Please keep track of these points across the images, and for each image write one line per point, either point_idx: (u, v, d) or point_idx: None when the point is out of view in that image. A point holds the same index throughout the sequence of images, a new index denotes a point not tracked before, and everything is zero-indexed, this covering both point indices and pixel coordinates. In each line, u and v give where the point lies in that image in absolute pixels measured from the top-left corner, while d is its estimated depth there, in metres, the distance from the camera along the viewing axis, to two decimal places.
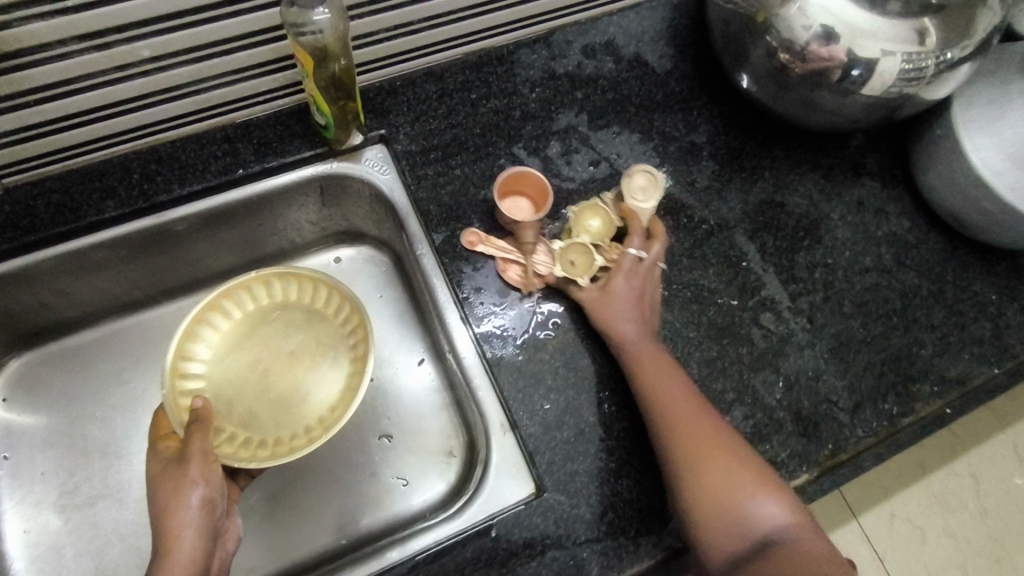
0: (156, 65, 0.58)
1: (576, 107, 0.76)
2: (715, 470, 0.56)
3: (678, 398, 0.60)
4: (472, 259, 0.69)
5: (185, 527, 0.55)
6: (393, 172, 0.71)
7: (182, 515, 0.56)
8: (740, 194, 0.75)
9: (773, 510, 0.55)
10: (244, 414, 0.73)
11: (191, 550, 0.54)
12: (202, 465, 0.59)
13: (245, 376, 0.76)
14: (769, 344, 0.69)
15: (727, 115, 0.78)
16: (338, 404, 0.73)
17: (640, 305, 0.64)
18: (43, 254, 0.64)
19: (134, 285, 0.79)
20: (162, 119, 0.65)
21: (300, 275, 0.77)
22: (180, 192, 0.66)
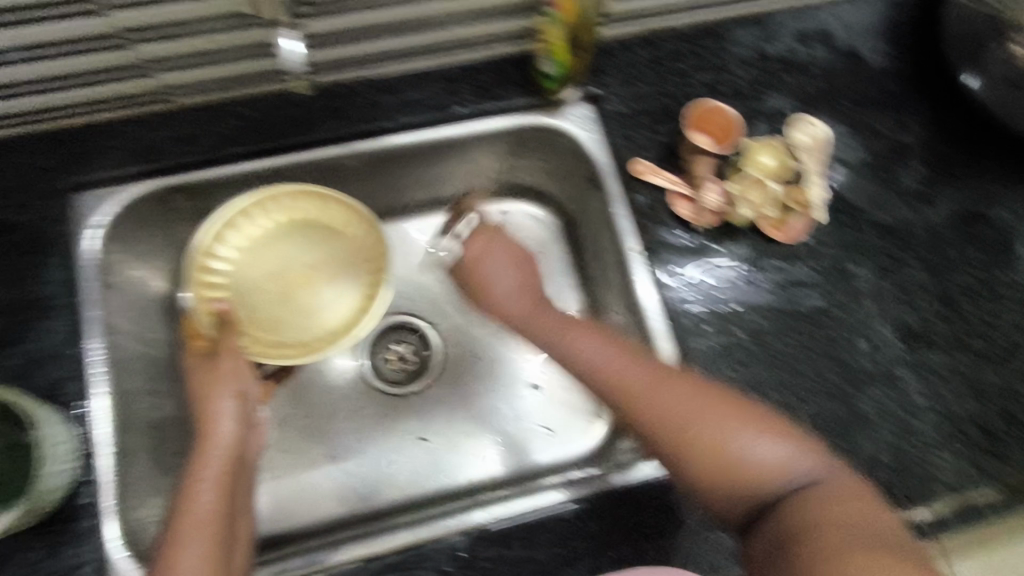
0: None
1: (785, 91, 0.75)
2: (704, 433, 0.54)
3: (675, 404, 0.56)
4: (672, 224, 0.69)
5: (224, 412, 0.59)
6: (597, 131, 0.72)
7: (218, 403, 0.60)
8: (946, 201, 0.73)
9: (761, 444, 0.54)
10: (266, 322, 0.71)
11: (228, 435, 0.58)
12: (233, 360, 0.63)
13: (264, 285, 0.72)
14: (962, 357, 0.67)
15: (938, 119, 0.76)
16: (359, 316, 0.72)
17: (692, 400, 0.55)
18: (278, 160, 0.68)
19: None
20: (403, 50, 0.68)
21: (319, 193, 0.71)
22: (403, 121, 0.70)
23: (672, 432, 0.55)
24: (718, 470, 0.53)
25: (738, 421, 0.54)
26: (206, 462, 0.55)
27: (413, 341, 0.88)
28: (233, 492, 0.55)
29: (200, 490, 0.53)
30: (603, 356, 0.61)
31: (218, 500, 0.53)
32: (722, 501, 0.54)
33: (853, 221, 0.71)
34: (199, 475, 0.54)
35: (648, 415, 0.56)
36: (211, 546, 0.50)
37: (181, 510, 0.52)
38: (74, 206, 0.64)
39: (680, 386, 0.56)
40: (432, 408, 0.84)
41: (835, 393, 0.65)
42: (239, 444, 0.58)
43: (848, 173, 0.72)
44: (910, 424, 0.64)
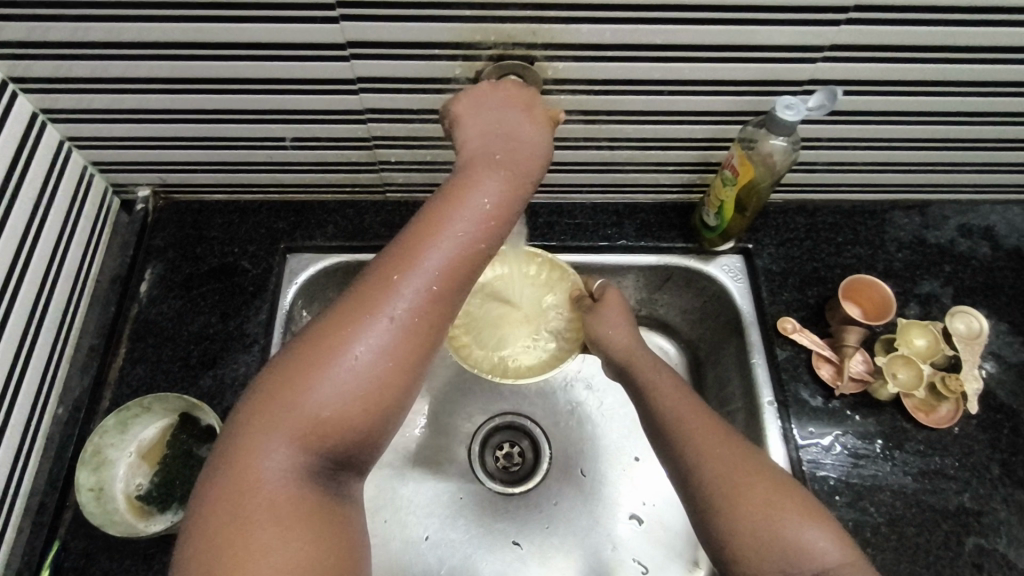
0: (612, 145, 0.70)
1: (943, 279, 0.76)
2: (743, 494, 0.54)
3: (742, 448, 0.58)
4: (811, 385, 0.70)
5: (461, 222, 0.45)
6: (746, 283, 0.76)
7: (463, 240, 0.45)
8: None
9: (823, 540, 0.52)
10: (470, 328, 0.79)
11: (440, 266, 0.44)
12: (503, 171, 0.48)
13: (484, 306, 0.80)
14: None
15: None
16: (537, 369, 0.78)
17: (730, 473, 0.55)
18: None
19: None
20: (582, 183, 0.77)
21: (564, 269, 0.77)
22: (570, 244, 0.78)
23: (706, 475, 0.56)
24: (766, 541, 0.52)
25: (804, 515, 0.53)
26: (410, 270, 0.43)
27: (526, 445, 0.89)
28: (423, 338, 0.43)
29: (373, 311, 0.42)
30: (676, 411, 0.61)
31: (400, 334, 0.42)
32: (737, 531, 0.53)
33: (1009, 422, 0.68)
34: (374, 317, 0.42)
35: (705, 457, 0.57)
36: (373, 382, 0.42)
37: (360, 293, 0.43)
38: (287, 264, 0.76)
39: (738, 452, 0.57)
40: (528, 511, 0.84)
41: None
42: (461, 282, 0.45)
43: (1005, 371, 0.71)
44: None
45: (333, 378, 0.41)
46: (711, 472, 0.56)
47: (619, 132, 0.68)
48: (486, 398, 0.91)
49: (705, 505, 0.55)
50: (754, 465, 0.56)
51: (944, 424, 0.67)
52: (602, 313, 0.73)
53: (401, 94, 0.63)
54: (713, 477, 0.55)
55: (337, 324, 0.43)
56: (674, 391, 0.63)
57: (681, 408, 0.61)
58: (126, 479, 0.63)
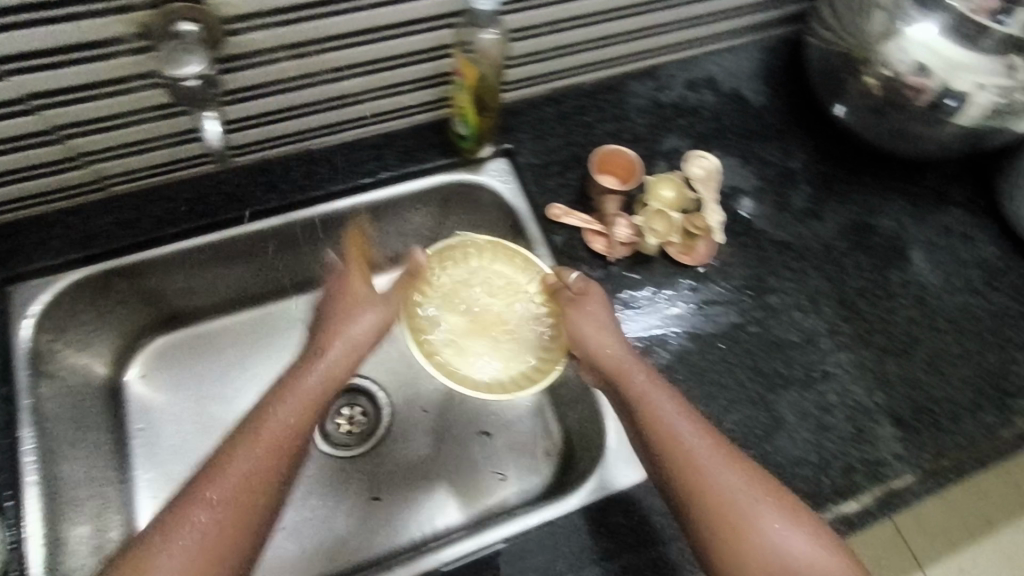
0: (334, 75, 0.67)
1: (681, 132, 0.83)
2: (729, 513, 0.56)
3: (724, 473, 0.58)
4: (590, 261, 0.74)
5: (293, 399, 0.60)
6: (515, 182, 0.79)
7: (258, 466, 0.56)
8: (834, 215, 0.81)
9: (791, 535, 0.55)
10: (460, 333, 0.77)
11: (288, 418, 0.59)
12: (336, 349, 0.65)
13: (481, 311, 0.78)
14: (870, 352, 0.73)
15: (819, 146, 0.85)
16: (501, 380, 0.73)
17: (744, 491, 0.57)
18: (211, 237, 0.72)
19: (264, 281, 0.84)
20: (326, 124, 0.73)
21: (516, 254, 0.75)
22: (332, 189, 0.74)
23: (718, 513, 0.56)
24: (734, 544, 0.55)
25: (787, 516, 0.56)
26: (262, 442, 0.57)
27: (365, 403, 0.88)
28: (247, 506, 0.54)
29: (225, 473, 0.55)
30: (686, 427, 0.60)
31: (257, 473, 0.56)
32: (706, 538, 0.56)
33: (755, 240, 0.78)
34: (222, 457, 0.56)
35: (683, 474, 0.58)
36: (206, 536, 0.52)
37: (171, 517, 0.53)
38: (13, 297, 0.67)
39: (731, 463, 0.59)
40: (380, 462, 0.84)
41: (754, 401, 0.69)
42: (285, 460, 0.57)
43: (744, 198, 0.80)
44: (831, 422, 0.68)
45: (186, 536, 0.52)
46: (714, 493, 0.57)
47: (336, 61, 0.65)
48: None
49: (687, 516, 0.57)
50: (767, 487, 0.58)
51: (706, 259, 0.74)
52: (349, 277, 0.70)
53: (63, 70, 0.56)
54: (710, 494, 0.57)
55: (175, 509, 0.54)
56: (669, 401, 0.62)
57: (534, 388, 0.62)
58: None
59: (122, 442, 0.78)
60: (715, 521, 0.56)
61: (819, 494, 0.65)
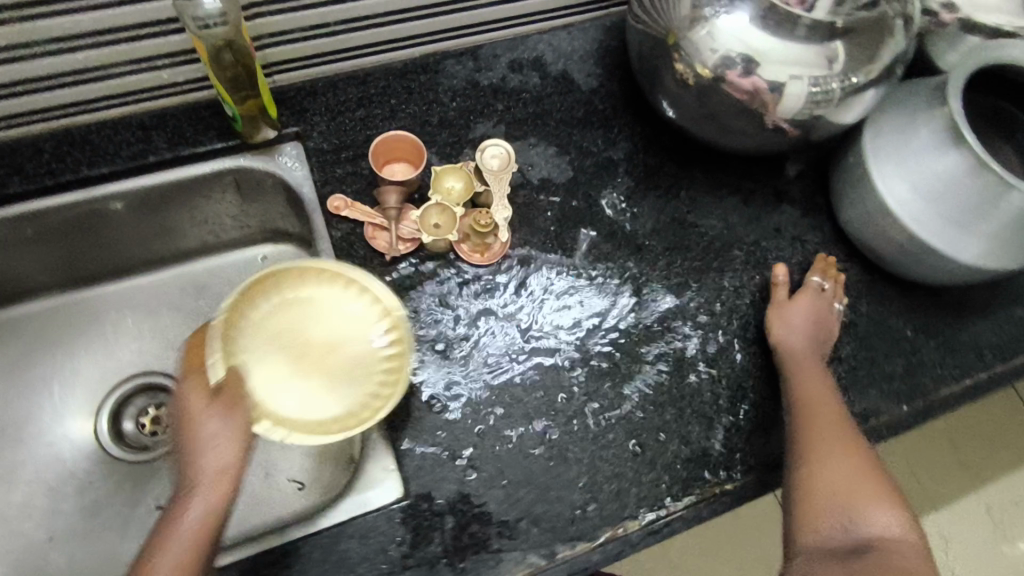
0: (63, 45, 0.60)
1: (495, 118, 0.76)
2: (821, 445, 0.60)
3: (830, 401, 0.63)
4: (368, 257, 0.68)
5: (206, 491, 0.51)
6: (305, 170, 0.71)
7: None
8: (653, 213, 0.75)
9: (889, 518, 0.57)
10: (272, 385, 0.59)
11: (201, 516, 0.50)
12: (236, 426, 0.54)
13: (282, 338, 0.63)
14: (665, 364, 0.68)
15: (649, 135, 0.78)
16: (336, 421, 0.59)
17: (835, 427, 0.61)
18: None
19: (53, 269, 0.81)
20: (78, 101, 0.66)
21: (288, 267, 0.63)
22: (88, 173, 0.67)
23: (811, 468, 0.60)
24: (812, 514, 0.58)
25: (876, 500, 0.58)
26: (175, 531, 0.49)
27: (166, 402, 0.83)
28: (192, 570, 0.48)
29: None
30: (827, 401, 0.63)
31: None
32: (828, 478, 0.59)
33: (558, 239, 0.72)
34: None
35: (813, 438, 0.61)
36: None
37: None
38: None
39: (850, 452, 0.60)
40: (170, 470, 0.78)
41: (529, 418, 0.65)
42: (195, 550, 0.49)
43: (554, 192, 0.74)
44: (608, 440, 0.64)
45: None
46: (808, 402, 0.63)
47: (57, 30, 0.59)
48: (102, 368, 0.83)
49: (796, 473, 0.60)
50: (842, 434, 0.61)
51: (498, 257, 0.69)
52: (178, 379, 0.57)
53: None
54: (803, 405, 0.63)
55: None
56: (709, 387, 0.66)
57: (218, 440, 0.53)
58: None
59: None
60: (810, 468, 0.60)
61: (580, 519, 0.61)
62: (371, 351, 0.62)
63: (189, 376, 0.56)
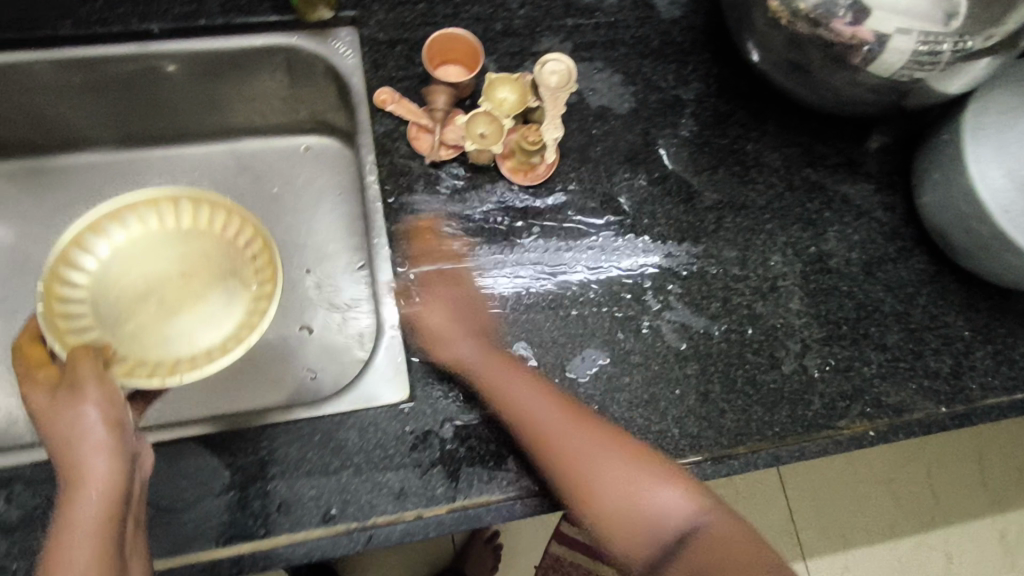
0: None
1: (563, 34, 0.71)
2: (597, 480, 0.53)
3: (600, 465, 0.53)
4: (408, 158, 0.66)
5: (94, 460, 0.47)
6: (357, 57, 0.69)
7: (93, 550, 0.45)
8: (713, 160, 0.69)
9: (667, 496, 0.52)
10: (133, 329, 0.66)
11: (105, 480, 0.47)
12: (90, 396, 0.49)
13: (143, 287, 0.69)
14: (699, 320, 0.64)
15: (724, 78, 0.72)
16: (219, 346, 0.65)
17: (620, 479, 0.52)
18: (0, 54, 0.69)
19: (97, 127, 0.80)
20: None
21: (151, 198, 0.69)
22: (139, 27, 0.71)
23: (572, 471, 0.53)
24: (632, 530, 0.52)
25: (664, 482, 0.53)
26: (83, 503, 0.46)
27: None
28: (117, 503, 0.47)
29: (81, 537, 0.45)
30: (548, 411, 0.55)
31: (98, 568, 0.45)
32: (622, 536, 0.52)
33: (607, 172, 0.68)
34: (73, 528, 0.46)
35: (551, 463, 0.54)
36: None
37: None
38: None
39: (586, 424, 0.55)
40: None
41: (548, 348, 0.62)
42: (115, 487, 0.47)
43: (611, 122, 0.69)
44: (622, 382, 0.61)
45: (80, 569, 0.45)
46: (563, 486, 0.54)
47: None
48: None
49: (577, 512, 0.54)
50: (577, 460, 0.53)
51: (541, 179, 0.66)
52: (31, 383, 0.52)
53: None
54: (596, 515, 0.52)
55: None
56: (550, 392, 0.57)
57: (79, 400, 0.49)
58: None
59: None
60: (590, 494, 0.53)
61: None
62: (242, 249, 0.70)
63: (23, 380, 0.52)
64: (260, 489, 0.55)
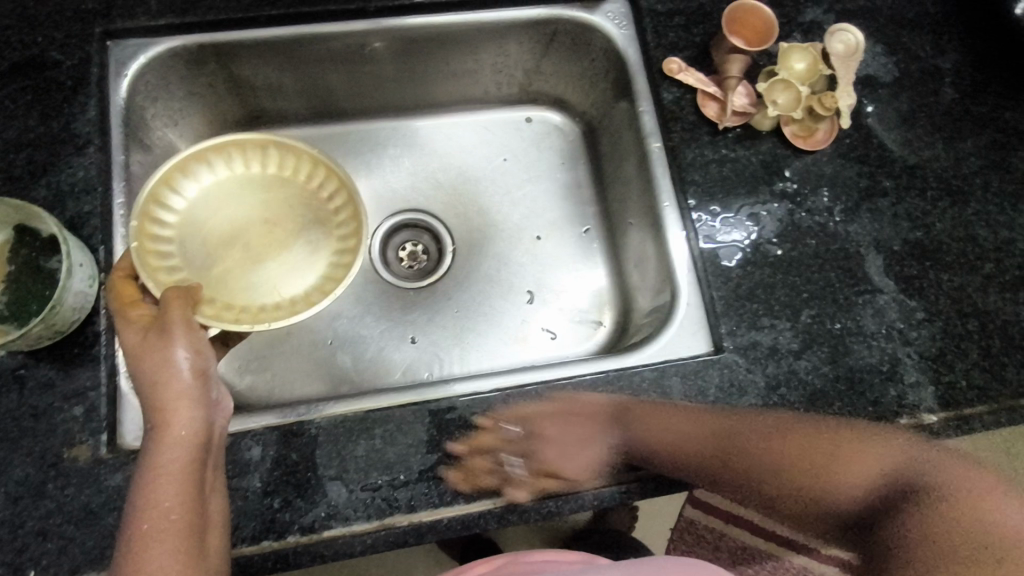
0: None
1: (825, 6, 0.74)
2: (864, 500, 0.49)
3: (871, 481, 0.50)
4: (694, 123, 0.69)
5: (180, 402, 0.48)
6: (632, 29, 0.72)
7: (184, 491, 0.46)
8: (973, 129, 0.72)
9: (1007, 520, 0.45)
10: (221, 275, 0.65)
11: (190, 424, 0.48)
12: (177, 340, 0.49)
13: (227, 233, 0.67)
14: (974, 278, 0.67)
15: (977, 48, 0.74)
16: (317, 293, 0.65)
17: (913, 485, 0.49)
18: (293, 31, 0.71)
19: (337, 98, 0.83)
20: None
21: (240, 140, 0.66)
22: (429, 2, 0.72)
23: (797, 442, 0.53)
24: (843, 460, 0.51)
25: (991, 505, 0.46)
26: (169, 445, 0.47)
27: (426, 240, 0.89)
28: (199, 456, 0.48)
29: (171, 485, 0.46)
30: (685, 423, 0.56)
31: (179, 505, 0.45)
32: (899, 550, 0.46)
33: (878, 139, 0.70)
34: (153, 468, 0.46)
35: (631, 429, 0.58)
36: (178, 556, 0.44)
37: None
38: (110, 55, 0.67)
39: (762, 419, 0.56)
40: (440, 303, 0.85)
41: (843, 304, 0.65)
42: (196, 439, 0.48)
43: (876, 90, 0.72)
44: (912, 336, 0.65)
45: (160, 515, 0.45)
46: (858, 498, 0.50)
47: None
48: (377, 198, 0.88)
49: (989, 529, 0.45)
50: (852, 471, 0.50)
51: (824, 143, 0.68)
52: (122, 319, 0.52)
53: None
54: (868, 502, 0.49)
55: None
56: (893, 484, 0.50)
57: (158, 342, 0.49)
58: (81, 290, 0.57)
59: None
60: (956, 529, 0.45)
61: (883, 404, 0.62)
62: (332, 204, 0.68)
63: (116, 320, 0.52)
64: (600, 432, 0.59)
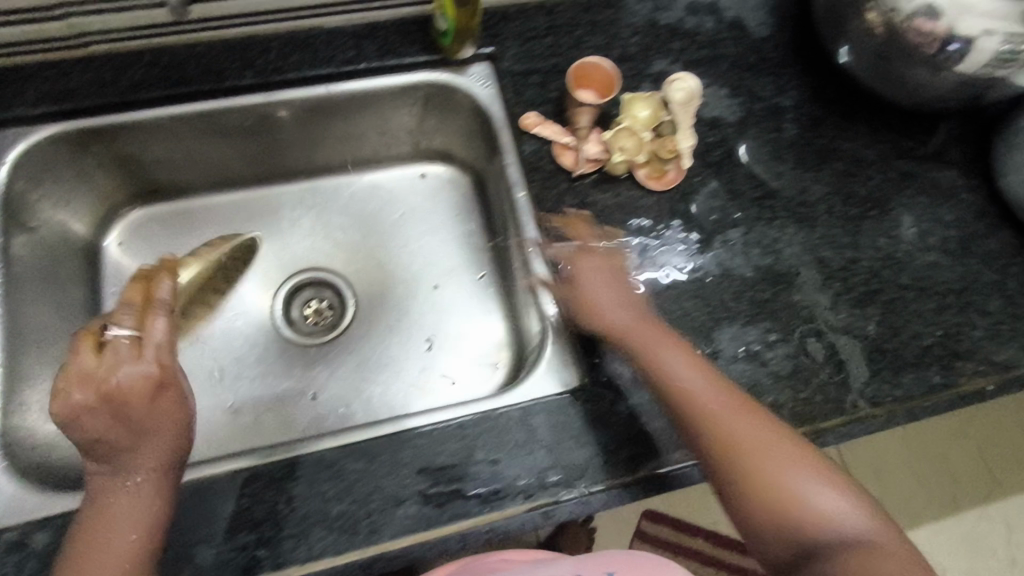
0: None
1: (673, 57, 0.80)
2: (789, 471, 0.53)
3: (825, 501, 0.51)
4: (553, 172, 0.74)
5: (157, 414, 0.55)
6: (495, 88, 0.77)
7: (146, 509, 0.53)
8: (816, 159, 0.78)
9: (847, 518, 0.51)
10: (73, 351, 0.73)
11: (157, 431, 0.55)
12: (150, 355, 0.56)
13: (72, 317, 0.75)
14: (824, 297, 0.72)
15: (815, 86, 0.81)
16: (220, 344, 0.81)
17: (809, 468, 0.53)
18: (171, 109, 0.72)
19: (231, 164, 0.87)
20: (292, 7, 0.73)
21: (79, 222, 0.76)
22: (307, 74, 0.74)
23: (736, 456, 0.54)
24: (783, 507, 0.52)
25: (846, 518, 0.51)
26: (140, 450, 0.54)
27: (330, 296, 0.93)
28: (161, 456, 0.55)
29: (139, 483, 0.54)
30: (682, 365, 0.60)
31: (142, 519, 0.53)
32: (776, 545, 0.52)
33: (728, 174, 0.76)
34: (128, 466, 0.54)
35: (709, 384, 0.59)
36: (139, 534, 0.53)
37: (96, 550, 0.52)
38: None
39: (758, 420, 0.56)
40: (344, 357, 0.89)
41: (702, 332, 0.69)
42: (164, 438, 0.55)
43: (724, 130, 0.78)
44: (767, 357, 0.69)
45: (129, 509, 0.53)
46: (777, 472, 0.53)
47: None
48: (279, 259, 0.92)
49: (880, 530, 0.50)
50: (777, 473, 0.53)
51: (674, 182, 0.74)
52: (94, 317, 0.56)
53: None
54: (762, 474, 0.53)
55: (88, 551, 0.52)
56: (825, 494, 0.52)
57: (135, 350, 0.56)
58: None
59: (95, 297, 0.83)
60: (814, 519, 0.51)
61: None
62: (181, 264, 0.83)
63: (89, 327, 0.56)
64: (468, 472, 0.62)
